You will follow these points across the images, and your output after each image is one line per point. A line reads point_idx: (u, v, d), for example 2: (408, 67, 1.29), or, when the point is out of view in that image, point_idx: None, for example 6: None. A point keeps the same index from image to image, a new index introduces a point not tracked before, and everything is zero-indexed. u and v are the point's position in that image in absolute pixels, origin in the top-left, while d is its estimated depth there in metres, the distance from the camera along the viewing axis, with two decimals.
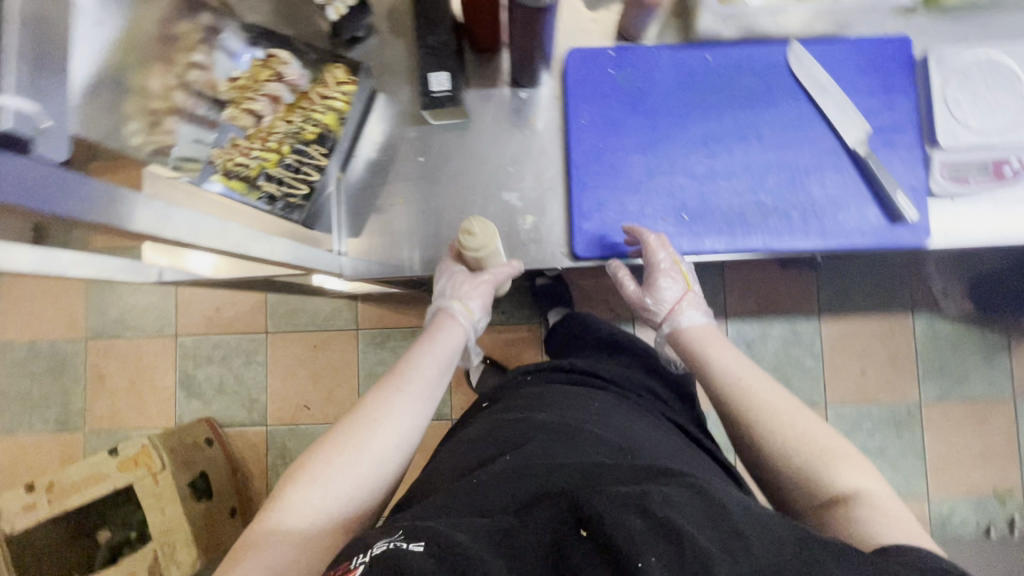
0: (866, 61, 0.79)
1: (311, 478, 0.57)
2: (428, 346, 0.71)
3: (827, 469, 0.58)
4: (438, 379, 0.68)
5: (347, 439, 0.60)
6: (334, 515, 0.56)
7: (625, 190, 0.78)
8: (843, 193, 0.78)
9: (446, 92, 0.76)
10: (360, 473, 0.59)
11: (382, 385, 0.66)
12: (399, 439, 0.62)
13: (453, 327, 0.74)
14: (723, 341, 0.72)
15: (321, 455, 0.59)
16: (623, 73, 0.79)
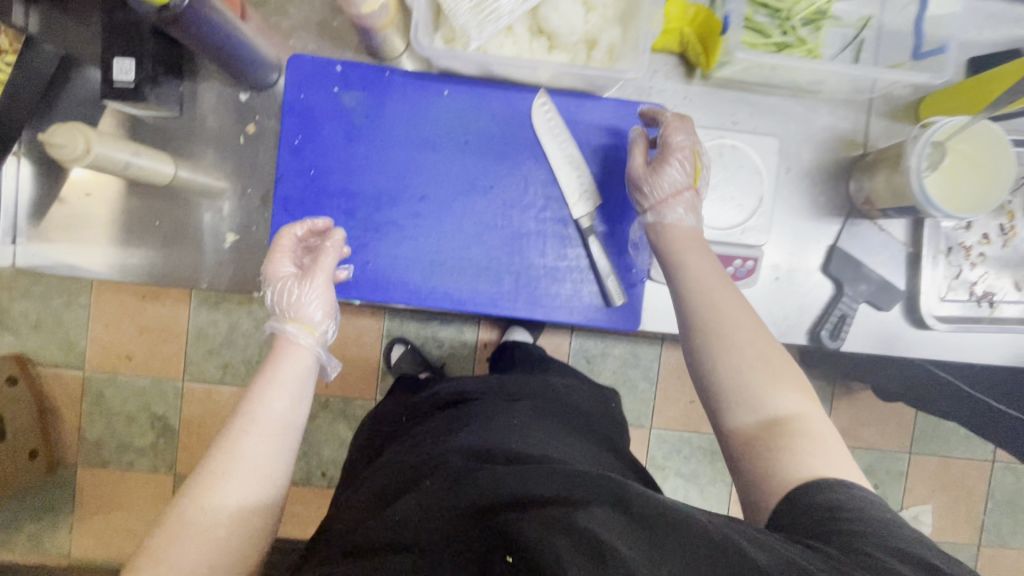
0: (614, 128, 0.74)
1: (153, 562, 0.49)
2: (279, 377, 0.60)
3: (766, 394, 0.55)
4: (294, 414, 0.58)
5: (194, 500, 0.51)
6: (209, 542, 0.50)
7: (335, 225, 0.72)
8: (561, 265, 0.74)
9: (129, 84, 0.66)
10: (211, 543, 0.50)
11: (234, 426, 0.55)
12: (251, 494, 0.53)
13: (294, 353, 0.63)
14: (702, 250, 0.65)
15: (162, 537, 0.49)
16: (350, 94, 0.71)
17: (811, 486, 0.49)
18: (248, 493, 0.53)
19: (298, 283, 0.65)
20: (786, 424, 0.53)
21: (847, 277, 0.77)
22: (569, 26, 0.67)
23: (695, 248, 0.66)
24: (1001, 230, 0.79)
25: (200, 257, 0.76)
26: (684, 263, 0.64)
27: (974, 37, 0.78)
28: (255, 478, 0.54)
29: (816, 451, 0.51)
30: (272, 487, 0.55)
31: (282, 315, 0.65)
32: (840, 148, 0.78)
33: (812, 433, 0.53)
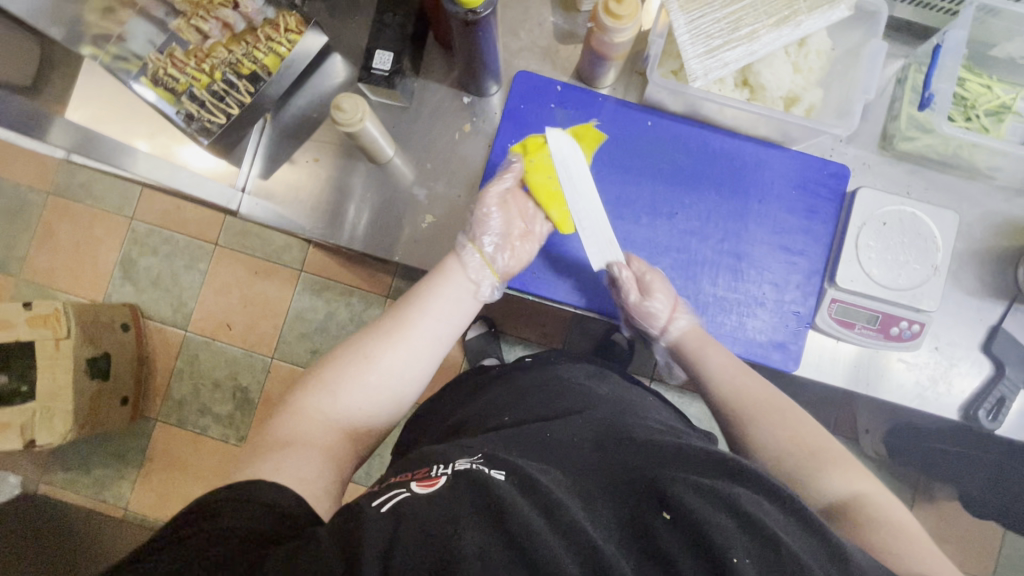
0: (797, 178, 0.79)
1: (327, 386, 0.62)
2: (438, 289, 0.70)
3: (815, 476, 0.59)
4: (454, 315, 0.70)
5: (363, 353, 0.65)
6: (363, 393, 0.63)
7: (529, 223, 0.79)
8: (731, 296, 0.77)
9: (385, 73, 0.77)
10: (369, 388, 0.63)
11: (399, 306, 0.69)
12: (391, 368, 0.65)
13: (451, 274, 0.72)
14: (717, 345, 0.73)
15: (333, 366, 0.63)
16: (564, 111, 0.79)
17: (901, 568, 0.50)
18: (377, 380, 0.64)
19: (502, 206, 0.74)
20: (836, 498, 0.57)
21: (1009, 358, 0.78)
22: (778, 81, 0.75)
23: (716, 347, 0.73)
24: None
25: (396, 231, 0.82)
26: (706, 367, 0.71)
27: None
28: (405, 347, 0.66)
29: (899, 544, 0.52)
30: (410, 380, 0.66)
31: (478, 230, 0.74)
32: (1011, 236, 0.81)
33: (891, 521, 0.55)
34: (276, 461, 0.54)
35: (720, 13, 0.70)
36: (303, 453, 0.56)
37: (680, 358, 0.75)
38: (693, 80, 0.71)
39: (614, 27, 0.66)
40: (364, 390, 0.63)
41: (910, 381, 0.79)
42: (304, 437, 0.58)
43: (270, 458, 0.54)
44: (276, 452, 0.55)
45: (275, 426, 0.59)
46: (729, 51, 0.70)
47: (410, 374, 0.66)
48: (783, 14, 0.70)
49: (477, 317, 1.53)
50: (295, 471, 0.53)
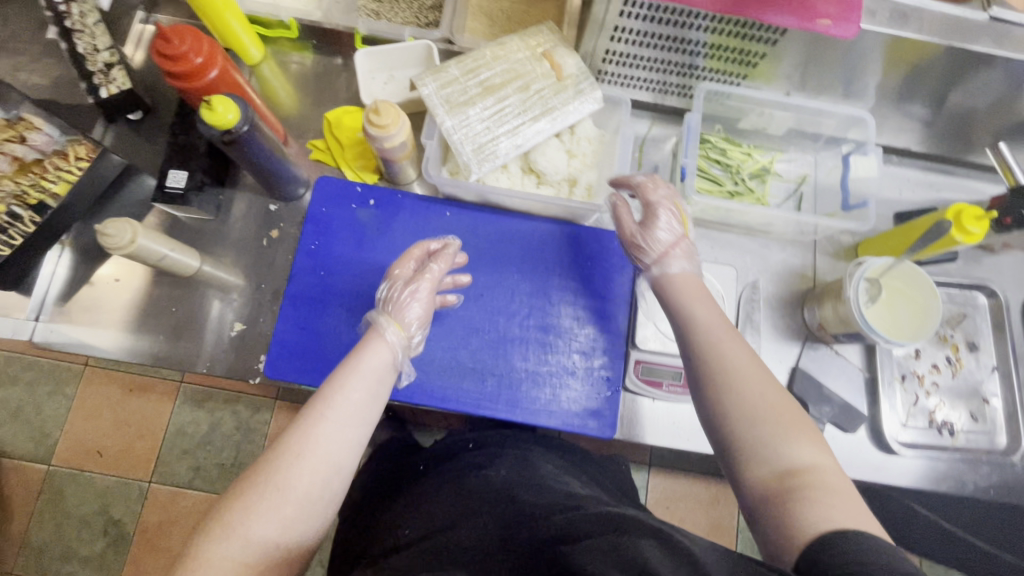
0: (592, 250, 0.84)
1: (228, 531, 0.52)
2: (356, 367, 0.64)
3: (783, 438, 0.54)
4: (368, 401, 0.62)
5: (273, 478, 0.54)
6: (276, 523, 0.53)
7: (339, 321, 0.79)
8: (543, 370, 0.80)
9: (179, 191, 0.79)
10: (283, 518, 0.53)
11: (333, 389, 0.61)
12: (327, 468, 0.56)
13: (376, 347, 0.66)
14: (705, 299, 0.68)
15: (238, 507, 0.52)
16: (366, 210, 0.83)
17: (849, 538, 0.44)
18: (294, 509, 0.54)
19: (419, 282, 0.73)
20: (806, 477, 0.51)
21: (811, 396, 0.82)
22: (554, 166, 0.81)
23: (698, 298, 0.68)
24: (948, 360, 0.87)
25: (206, 342, 0.81)
26: (691, 312, 0.67)
27: (896, 196, 0.94)
28: (329, 460, 0.56)
29: (834, 500, 0.48)
30: (330, 480, 0.56)
31: (395, 311, 0.71)
32: (794, 281, 0.89)
33: (829, 484, 0.50)
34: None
35: (484, 114, 0.77)
36: None
37: (661, 299, 0.71)
38: (468, 172, 0.76)
39: (376, 134, 0.71)
40: (282, 523, 0.53)
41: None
42: None
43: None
44: None
45: None
46: (498, 143, 0.77)
47: (334, 474, 0.57)
48: (541, 110, 0.78)
49: None
50: None
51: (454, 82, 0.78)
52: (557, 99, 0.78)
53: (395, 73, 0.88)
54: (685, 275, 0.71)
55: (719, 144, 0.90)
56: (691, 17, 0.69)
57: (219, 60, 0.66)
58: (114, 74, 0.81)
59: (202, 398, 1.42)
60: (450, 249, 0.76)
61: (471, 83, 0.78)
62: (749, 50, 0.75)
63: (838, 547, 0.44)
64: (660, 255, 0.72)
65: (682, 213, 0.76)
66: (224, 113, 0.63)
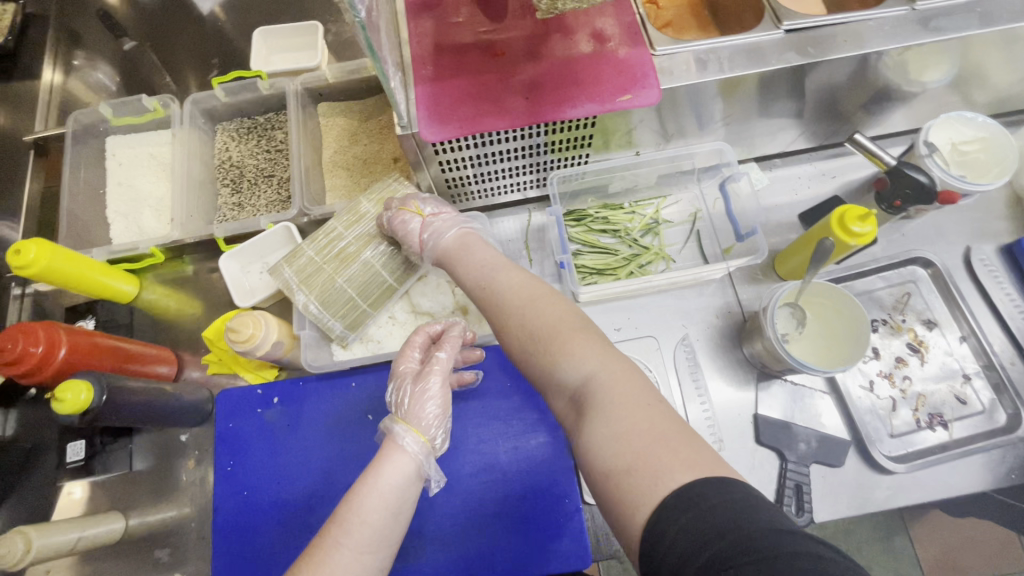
0: (509, 368, 0.80)
1: None
2: (375, 480, 0.56)
3: (557, 355, 0.56)
4: (390, 525, 0.54)
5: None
6: None
7: (276, 538, 0.74)
8: (496, 517, 0.74)
9: (82, 459, 0.77)
10: None
11: (348, 509, 0.54)
12: None
13: (394, 457, 0.59)
14: (484, 247, 0.70)
15: None
16: (272, 410, 0.80)
17: (682, 496, 0.41)
18: None
19: (432, 373, 0.66)
20: (585, 396, 0.53)
21: (783, 443, 0.75)
22: None
23: (477, 247, 0.71)
24: (910, 348, 0.80)
25: None
26: (461, 267, 0.70)
27: (792, 198, 0.91)
28: None
29: (616, 435, 0.48)
30: None
31: (412, 410, 0.64)
32: (724, 322, 0.84)
33: (614, 397, 0.50)
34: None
35: (348, 284, 0.76)
36: None
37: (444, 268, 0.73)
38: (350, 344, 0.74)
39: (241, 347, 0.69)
40: None
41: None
42: None
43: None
44: None
45: None
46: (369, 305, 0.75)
47: None
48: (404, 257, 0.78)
49: None
50: None
51: (311, 261, 0.76)
52: None
53: (264, 263, 0.88)
54: (454, 233, 0.73)
55: (598, 214, 0.88)
56: (502, 134, 0.68)
57: (63, 339, 0.66)
58: None
59: None
60: (455, 334, 0.72)
61: (328, 257, 0.77)
62: (579, 136, 0.74)
63: (683, 512, 0.40)
64: (420, 233, 0.73)
65: (415, 201, 0.75)
66: (72, 396, 0.61)
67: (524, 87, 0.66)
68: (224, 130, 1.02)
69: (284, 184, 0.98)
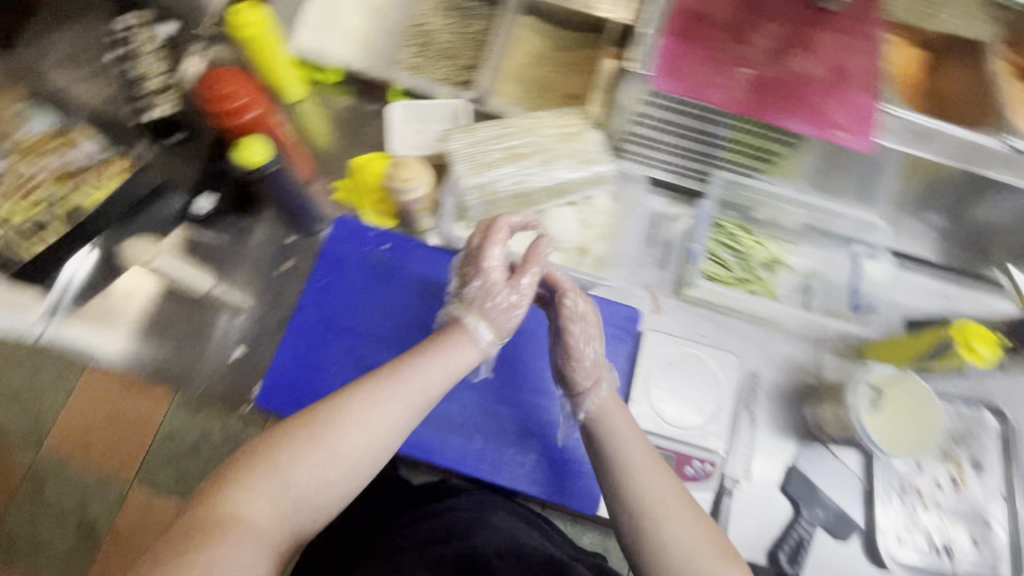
0: None
1: (273, 464, 0.51)
2: (439, 357, 0.60)
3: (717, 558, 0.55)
4: (438, 398, 0.59)
5: (308, 446, 0.52)
6: (318, 474, 0.52)
7: (336, 361, 0.80)
8: (531, 436, 0.79)
9: (203, 213, 0.87)
10: (323, 480, 0.52)
11: (410, 364, 0.58)
12: (377, 447, 0.55)
13: (462, 346, 0.61)
14: (626, 419, 0.64)
15: (292, 448, 0.52)
16: (377, 254, 0.85)
17: None
18: (336, 473, 0.53)
19: (511, 290, 0.66)
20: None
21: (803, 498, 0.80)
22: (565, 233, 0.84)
23: (613, 415, 0.65)
24: (951, 478, 0.83)
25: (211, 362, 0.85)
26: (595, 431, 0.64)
27: (909, 304, 0.91)
28: (382, 434, 0.55)
29: None
30: (377, 457, 0.55)
31: (482, 306, 0.64)
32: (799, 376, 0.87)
33: None
34: (204, 561, 0.46)
35: (502, 179, 0.80)
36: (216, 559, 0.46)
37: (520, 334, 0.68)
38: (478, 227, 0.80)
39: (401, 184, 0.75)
40: (317, 486, 0.52)
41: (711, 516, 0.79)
42: (232, 524, 0.49)
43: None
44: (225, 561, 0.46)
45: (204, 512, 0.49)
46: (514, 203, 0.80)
47: (381, 448, 0.55)
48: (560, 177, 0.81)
49: None
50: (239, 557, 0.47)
51: (480, 144, 0.81)
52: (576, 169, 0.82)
53: (423, 126, 0.92)
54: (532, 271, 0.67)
55: (733, 230, 0.90)
56: (712, 112, 0.72)
57: (260, 107, 0.74)
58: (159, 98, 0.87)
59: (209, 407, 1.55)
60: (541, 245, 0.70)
61: (496, 147, 0.81)
62: (768, 147, 0.77)
63: None
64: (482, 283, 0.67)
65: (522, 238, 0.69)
66: (252, 149, 0.67)
67: (755, 82, 0.69)
68: None
69: (464, 65, 1.01)
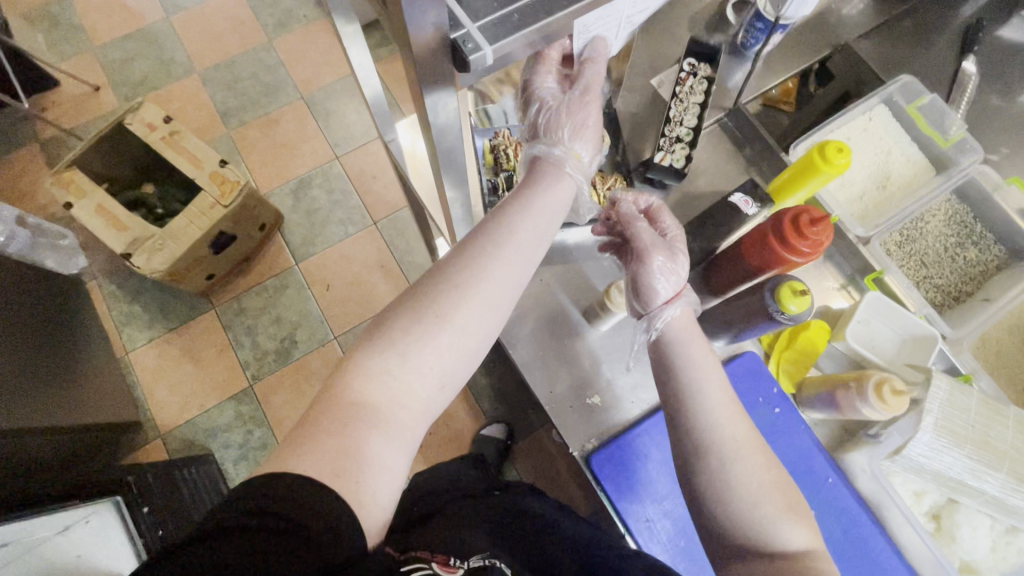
0: None
1: (391, 345, 0.63)
2: (532, 200, 0.70)
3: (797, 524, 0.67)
4: (531, 244, 0.69)
5: (474, 261, 0.66)
6: (356, 402, 0.61)
7: None
8: None
9: None
10: (439, 345, 0.64)
11: (477, 272, 0.65)
12: (449, 359, 0.65)
13: (560, 179, 0.72)
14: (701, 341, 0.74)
15: (403, 324, 0.63)
16: (767, 411, 0.81)
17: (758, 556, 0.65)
18: (435, 356, 0.64)
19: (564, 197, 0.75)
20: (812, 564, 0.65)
21: None
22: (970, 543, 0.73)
23: (692, 342, 0.74)
24: None
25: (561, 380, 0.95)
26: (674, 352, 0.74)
27: None
28: (444, 353, 0.65)
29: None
30: (437, 381, 0.66)
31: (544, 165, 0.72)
32: None
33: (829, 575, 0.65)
34: (336, 430, 0.58)
35: (964, 459, 0.69)
36: (359, 430, 0.60)
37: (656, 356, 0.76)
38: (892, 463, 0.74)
39: (874, 400, 0.68)
40: (413, 381, 0.63)
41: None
42: (369, 402, 0.61)
43: (313, 428, 0.59)
44: (324, 451, 0.57)
45: (308, 415, 0.60)
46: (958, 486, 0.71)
47: (489, 311, 0.66)
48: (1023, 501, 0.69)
49: (502, 423, 1.67)
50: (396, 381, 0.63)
51: (964, 409, 0.71)
52: None
53: (878, 324, 0.85)
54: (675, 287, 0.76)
55: None
56: None
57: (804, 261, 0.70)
58: (675, 148, 0.90)
59: None
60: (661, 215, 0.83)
61: (977, 424, 0.70)
62: None
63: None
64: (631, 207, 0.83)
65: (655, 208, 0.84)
66: (794, 300, 0.64)
67: None
68: (951, 203, 0.96)
69: (930, 288, 0.93)
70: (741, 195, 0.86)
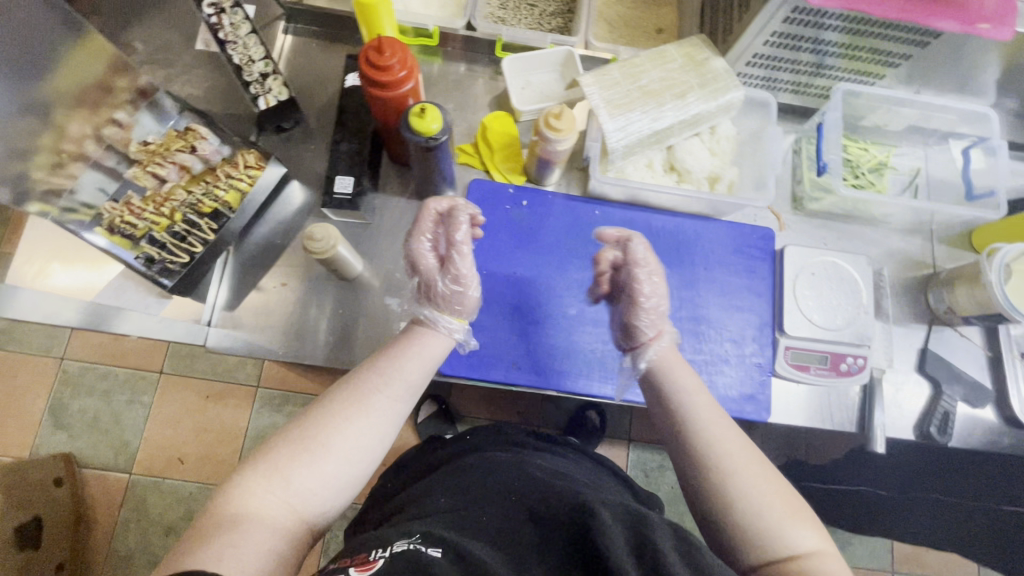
0: (734, 245, 0.89)
1: (233, 524, 0.48)
2: (391, 366, 0.62)
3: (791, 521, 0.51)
4: (373, 443, 0.57)
5: (359, 395, 0.58)
6: (259, 545, 0.47)
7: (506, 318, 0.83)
8: (698, 360, 0.84)
9: (347, 195, 0.81)
10: (321, 476, 0.53)
11: (328, 427, 0.55)
12: (354, 451, 0.55)
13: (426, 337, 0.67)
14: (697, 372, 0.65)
15: (260, 472, 0.51)
16: (518, 210, 0.87)
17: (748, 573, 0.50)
18: (330, 469, 0.53)
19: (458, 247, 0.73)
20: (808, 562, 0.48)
21: (943, 378, 0.86)
22: (699, 164, 0.86)
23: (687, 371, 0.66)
24: None
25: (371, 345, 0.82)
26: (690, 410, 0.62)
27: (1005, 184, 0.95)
28: (354, 462, 0.55)
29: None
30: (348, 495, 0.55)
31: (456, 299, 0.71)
32: (912, 268, 0.93)
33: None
34: (214, 549, 0.45)
35: (641, 118, 0.79)
36: (257, 523, 0.49)
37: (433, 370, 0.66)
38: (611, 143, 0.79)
39: (552, 137, 0.75)
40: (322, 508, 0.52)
41: (862, 424, 0.85)
42: (245, 526, 0.48)
43: (196, 538, 0.47)
44: (245, 540, 0.47)
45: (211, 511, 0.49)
46: (640, 119, 0.79)
47: (359, 471, 0.56)
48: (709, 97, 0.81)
49: None
50: (304, 476, 0.52)
51: (615, 84, 0.80)
52: (703, 87, 0.81)
53: (533, 78, 0.92)
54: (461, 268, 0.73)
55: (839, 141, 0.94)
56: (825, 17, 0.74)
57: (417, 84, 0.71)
58: (269, 83, 0.82)
59: (280, 403, 1.45)
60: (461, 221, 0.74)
61: (629, 85, 0.80)
62: (883, 52, 0.81)
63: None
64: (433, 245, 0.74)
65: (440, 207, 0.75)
66: (427, 120, 0.66)
67: None
68: None
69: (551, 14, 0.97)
70: (351, 74, 0.84)
